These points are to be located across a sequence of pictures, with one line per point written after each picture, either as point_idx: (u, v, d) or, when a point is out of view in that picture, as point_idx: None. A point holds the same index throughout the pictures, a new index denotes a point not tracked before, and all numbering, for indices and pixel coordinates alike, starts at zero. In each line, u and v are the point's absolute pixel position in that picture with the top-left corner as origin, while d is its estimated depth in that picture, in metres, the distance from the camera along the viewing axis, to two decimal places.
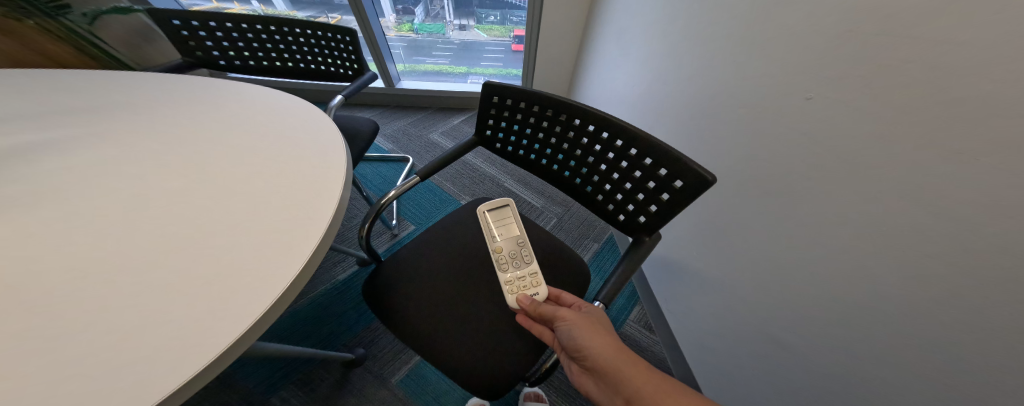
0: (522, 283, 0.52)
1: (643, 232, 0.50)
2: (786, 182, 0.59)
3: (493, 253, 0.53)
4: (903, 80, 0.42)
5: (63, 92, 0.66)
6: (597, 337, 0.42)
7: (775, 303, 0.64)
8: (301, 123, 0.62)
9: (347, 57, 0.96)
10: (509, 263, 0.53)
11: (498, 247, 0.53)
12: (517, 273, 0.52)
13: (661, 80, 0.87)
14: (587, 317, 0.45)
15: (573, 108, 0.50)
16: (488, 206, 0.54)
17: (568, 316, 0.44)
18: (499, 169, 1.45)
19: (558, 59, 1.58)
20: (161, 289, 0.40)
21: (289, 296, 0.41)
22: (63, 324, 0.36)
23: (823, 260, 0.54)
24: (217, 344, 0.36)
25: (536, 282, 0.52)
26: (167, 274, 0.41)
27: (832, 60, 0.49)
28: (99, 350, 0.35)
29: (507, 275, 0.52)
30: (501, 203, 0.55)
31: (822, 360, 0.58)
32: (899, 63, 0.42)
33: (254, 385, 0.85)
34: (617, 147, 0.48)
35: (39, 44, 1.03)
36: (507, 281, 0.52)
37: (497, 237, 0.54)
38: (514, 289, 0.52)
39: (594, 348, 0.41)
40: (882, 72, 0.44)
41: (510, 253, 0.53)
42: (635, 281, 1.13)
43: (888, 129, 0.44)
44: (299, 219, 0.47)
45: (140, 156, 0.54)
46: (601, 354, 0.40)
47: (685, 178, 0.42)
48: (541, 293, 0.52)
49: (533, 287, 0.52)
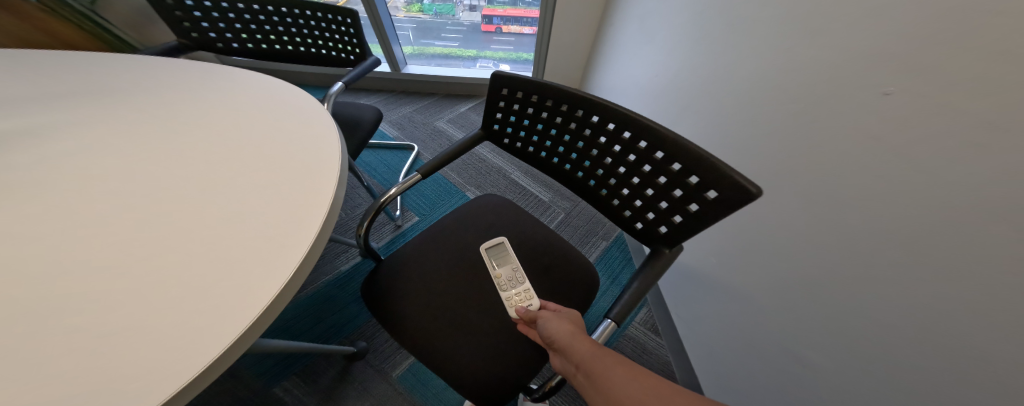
0: (517, 297, 0.52)
1: (663, 244, 0.46)
2: (826, 189, 0.52)
3: (493, 278, 0.54)
4: (1012, 71, 0.33)
5: (48, 75, 0.63)
6: (567, 324, 0.43)
7: (798, 320, 0.59)
8: (294, 111, 0.58)
9: (349, 41, 0.91)
10: (507, 284, 0.54)
11: (497, 272, 0.55)
12: (513, 290, 0.53)
13: (688, 70, 0.80)
14: (564, 315, 0.46)
15: (591, 104, 0.44)
16: (487, 244, 0.57)
17: (546, 313, 0.46)
18: (507, 161, 1.40)
19: (574, 43, 1.49)
20: (126, 297, 0.36)
21: (273, 313, 0.37)
22: (19, 332, 0.33)
23: (866, 279, 0.48)
24: (188, 366, 0.32)
25: (530, 295, 0.52)
26: (135, 279, 0.37)
27: (914, 46, 0.40)
28: (50, 365, 0.31)
29: (505, 294, 0.53)
30: (499, 237, 0.58)
31: (853, 387, 0.52)
32: (1006, 47, 0.33)
33: (256, 374, 0.85)
34: (640, 149, 0.43)
35: (45, 23, 0.99)
36: (506, 298, 0.53)
37: (495, 265, 0.56)
38: (513, 303, 0.52)
39: (564, 331, 0.42)
40: (984, 61, 0.35)
41: (507, 275, 0.54)
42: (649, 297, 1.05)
43: (975, 133, 0.36)
44: (287, 222, 0.42)
45: (118, 147, 0.50)
46: (572, 346, 0.39)
47: (720, 190, 0.36)
48: (535, 305, 0.51)
49: (528, 300, 0.52)
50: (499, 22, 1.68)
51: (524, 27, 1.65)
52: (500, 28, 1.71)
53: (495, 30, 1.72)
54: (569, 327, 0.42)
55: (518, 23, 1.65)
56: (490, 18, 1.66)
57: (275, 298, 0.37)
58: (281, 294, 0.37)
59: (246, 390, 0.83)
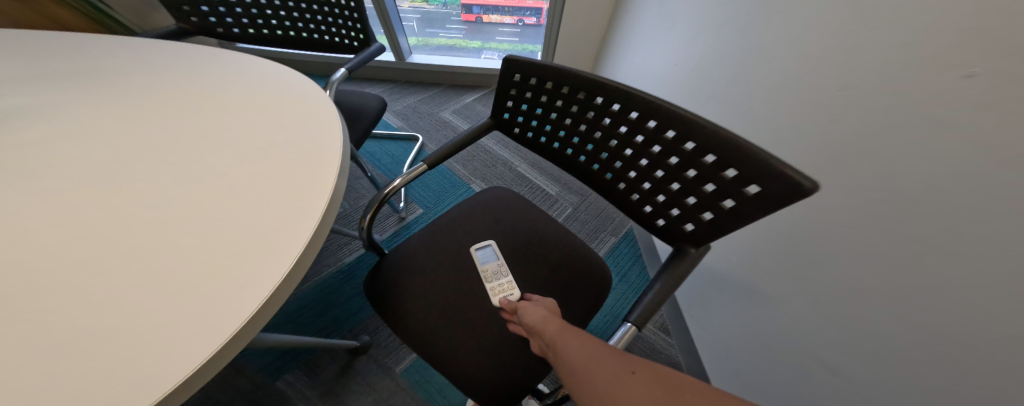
0: (501, 287, 0.56)
1: (689, 242, 0.44)
2: (859, 187, 0.47)
3: (480, 271, 0.58)
4: None
5: (40, 56, 0.60)
6: (538, 309, 0.45)
7: (822, 326, 0.55)
8: (291, 97, 0.55)
9: (351, 26, 0.88)
10: (492, 276, 0.57)
11: (484, 266, 0.58)
12: (497, 281, 0.57)
13: (711, 60, 0.76)
14: (541, 303, 0.48)
15: (612, 90, 0.41)
16: (475, 242, 0.61)
17: (522, 303, 0.48)
18: (513, 153, 1.37)
19: (584, 32, 1.44)
20: (96, 294, 0.32)
21: (267, 314, 0.33)
22: None
23: (901, 285, 0.44)
24: (171, 373, 0.29)
25: (513, 287, 0.56)
26: (111, 273, 0.34)
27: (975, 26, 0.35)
28: (13, 366, 0.28)
29: (489, 284, 0.56)
30: (487, 239, 0.63)
31: (882, 399, 0.48)
32: None
33: (259, 367, 0.84)
34: (668, 139, 0.39)
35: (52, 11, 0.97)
36: (491, 288, 0.56)
37: (482, 261, 0.59)
38: (497, 292, 0.56)
39: (535, 317, 0.44)
40: None
41: (493, 270, 0.58)
42: (665, 305, 1.00)
43: None
44: (284, 214, 0.39)
45: (103, 131, 0.47)
46: (543, 329, 0.42)
47: (764, 185, 0.33)
48: (516, 295, 0.55)
49: (510, 290, 0.56)
50: (479, 11, 1.65)
51: (504, 17, 1.66)
52: (479, 18, 1.68)
53: (474, 19, 1.69)
54: (540, 312, 0.44)
55: (498, 12, 1.65)
56: (470, 7, 1.62)
57: (269, 298, 0.33)
58: (275, 294, 0.34)
59: None
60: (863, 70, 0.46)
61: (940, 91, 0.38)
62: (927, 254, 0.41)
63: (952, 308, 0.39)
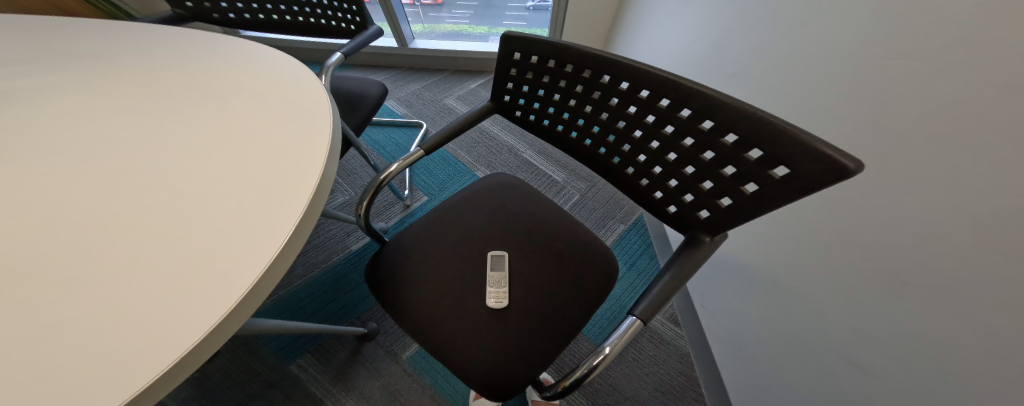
0: (494, 295, 0.54)
1: (704, 231, 0.41)
2: (900, 174, 0.44)
3: (488, 274, 0.56)
4: None
5: (46, 38, 0.60)
6: None
7: (848, 319, 0.52)
8: (283, 81, 0.52)
9: (348, 9, 0.84)
10: (493, 283, 0.55)
11: (492, 274, 0.56)
12: (494, 288, 0.54)
13: (735, 37, 0.70)
14: None
15: (621, 67, 0.38)
16: (495, 250, 0.59)
17: None
18: (518, 139, 1.33)
19: (596, 13, 1.38)
20: (92, 279, 0.32)
21: (250, 307, 0.32)
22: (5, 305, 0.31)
23: (941, 276, 0.41)
24: (146, 369, 0.27)
25: (502, 296, 0.54)
26: (104, 258, 0.33)
27: None
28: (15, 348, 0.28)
29: (488, 289, 0.54)
30: (503, 252, 0.59)
31: (911, 393, 0.46)
32: None
33: (274, 351, 0.87)
34: (683, 118, 0.36)
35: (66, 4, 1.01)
36: (489, 292, 0.54)
37: (491, 268, 0.57)
38: (491, 296, 0.54)
39: None
40: None
41: (496, 280, 0.55)
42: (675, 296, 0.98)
43: None
44: (270, 199, 0.37)
45: (104, 115, 0.46)
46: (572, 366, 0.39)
47: (794, 165, 0.30)
48: (501, 304, 0.53)
49: (499, 300, 0.54)
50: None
51: None
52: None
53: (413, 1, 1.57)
54: None
55: None
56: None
57: (252, 288, 0.32)
58: (259, 286, 0.32)
59: (265, 366, 0.84)
60: (914, 41, 0.41)
61: (1003, 62, 0.34)
62: (990, 244, 0.36)
63: (996, 300, 0.36)
